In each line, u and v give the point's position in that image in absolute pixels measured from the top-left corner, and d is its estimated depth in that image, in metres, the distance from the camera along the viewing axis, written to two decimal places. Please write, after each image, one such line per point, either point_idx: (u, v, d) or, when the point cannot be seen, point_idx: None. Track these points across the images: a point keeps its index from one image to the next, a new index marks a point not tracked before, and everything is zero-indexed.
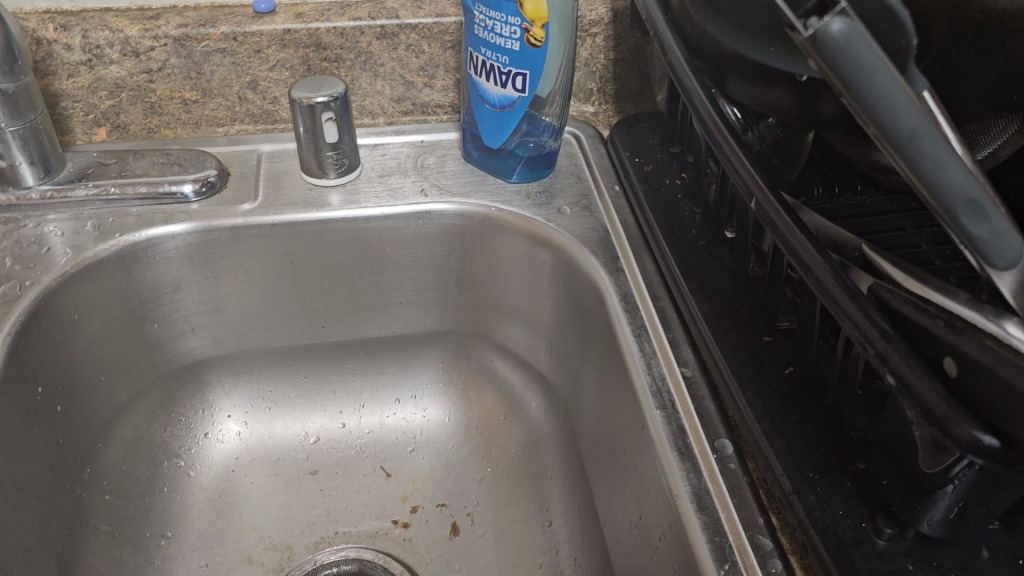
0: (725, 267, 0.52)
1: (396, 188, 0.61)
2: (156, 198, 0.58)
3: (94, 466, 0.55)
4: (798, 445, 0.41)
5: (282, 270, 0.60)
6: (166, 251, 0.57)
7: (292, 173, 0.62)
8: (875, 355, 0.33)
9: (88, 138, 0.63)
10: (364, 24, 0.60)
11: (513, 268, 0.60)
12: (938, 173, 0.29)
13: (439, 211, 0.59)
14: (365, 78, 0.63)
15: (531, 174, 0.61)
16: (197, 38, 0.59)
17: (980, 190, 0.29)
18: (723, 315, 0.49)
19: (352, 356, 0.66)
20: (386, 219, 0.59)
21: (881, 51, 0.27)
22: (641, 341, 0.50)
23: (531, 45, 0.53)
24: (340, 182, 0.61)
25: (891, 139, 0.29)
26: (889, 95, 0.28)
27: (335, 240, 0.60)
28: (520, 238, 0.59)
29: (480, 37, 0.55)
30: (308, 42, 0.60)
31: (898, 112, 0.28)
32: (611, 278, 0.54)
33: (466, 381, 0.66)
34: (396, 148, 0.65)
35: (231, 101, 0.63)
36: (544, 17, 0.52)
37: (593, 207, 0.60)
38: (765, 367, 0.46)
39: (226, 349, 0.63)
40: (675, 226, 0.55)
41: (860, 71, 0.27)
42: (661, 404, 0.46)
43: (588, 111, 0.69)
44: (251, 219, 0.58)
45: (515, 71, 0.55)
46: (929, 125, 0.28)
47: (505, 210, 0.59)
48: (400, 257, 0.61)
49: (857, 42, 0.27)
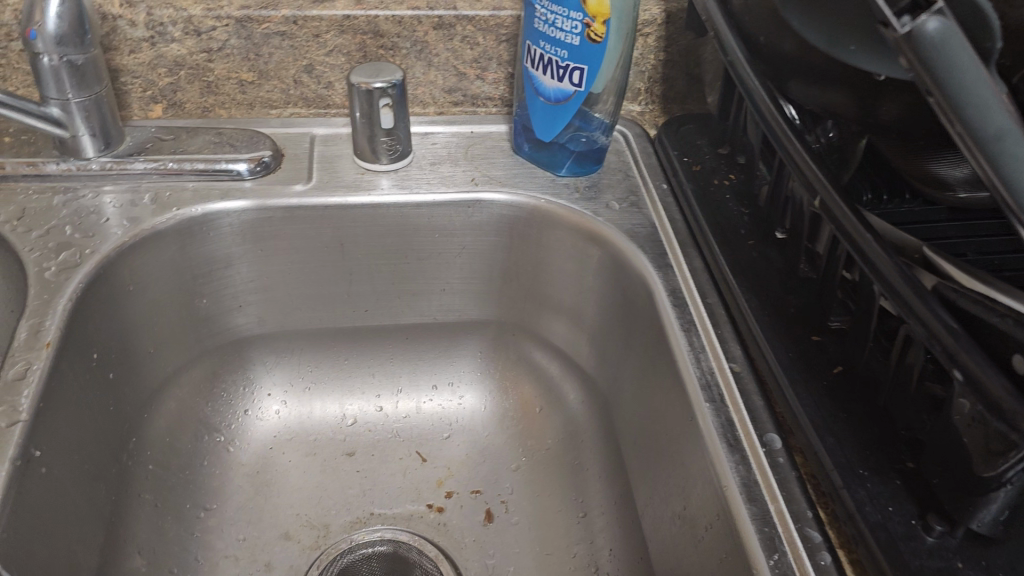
0: (774, 267, 0.52)
1: (447, 176, 0.62)
2: (211, 174, 0.59)
3: (140, 436, 0.56)
4: (848, 442, 0.42)
5: (330, 252, 0.61)
6: (222, 227, 0.58)
7: (345, 157, 0.63)
8: (942, 352, 0.34)
9: (144, 114, 0.64)
10: (422, 13, 0.61)
11: (559, 260, 0.61)
12: (1020, 177, 0.29)
13: (489, 201, 0.60)
14: (420, 67, 0.64)
15: (579, 169, 0.62)
16: (259, 20, 0.60)
17: None
18: (773, 313, 0.49)
19: (393, 342, 0.66)
20: (437, 206, 0.60)
21: (973, 51, 0.28)
22: (690, 337, 0.50)
23: (591, 40, 0.54)
24: (391, 168, 0.62)
25: (977, 140, 0.29)
26: (977, 95, 0.29)
27: (385, 225, 0.60)
28: (569, 231, 0.59)
29: (540, 31, 0.56)
30: (366, 29, 0.61)
31: (984, 112, 0.29)
32: (660, 273, 0.54)
33: (505, 370, 0.66)
34: (445, 137, 0.66)
35: (286, 84, 0.64)
36: (606, 13, 0.53)
37: (641, 203, 0.60)
38: (815, 366, 0.46)
39: (270, 328, 0.64)
40: (725, 225, 0.56)
41: (951, 68, 0.28)
42: (710, 397, 0.47)
43: (635, 111, 0.70)
44: (304, 199, 0.59)
45: (573, 65, 0.56)
46: (1016, 127, 0.29)
47: (555, 203, 0.60)
48: (447, 244, 0.62)
49: (951, 39, 0.28)
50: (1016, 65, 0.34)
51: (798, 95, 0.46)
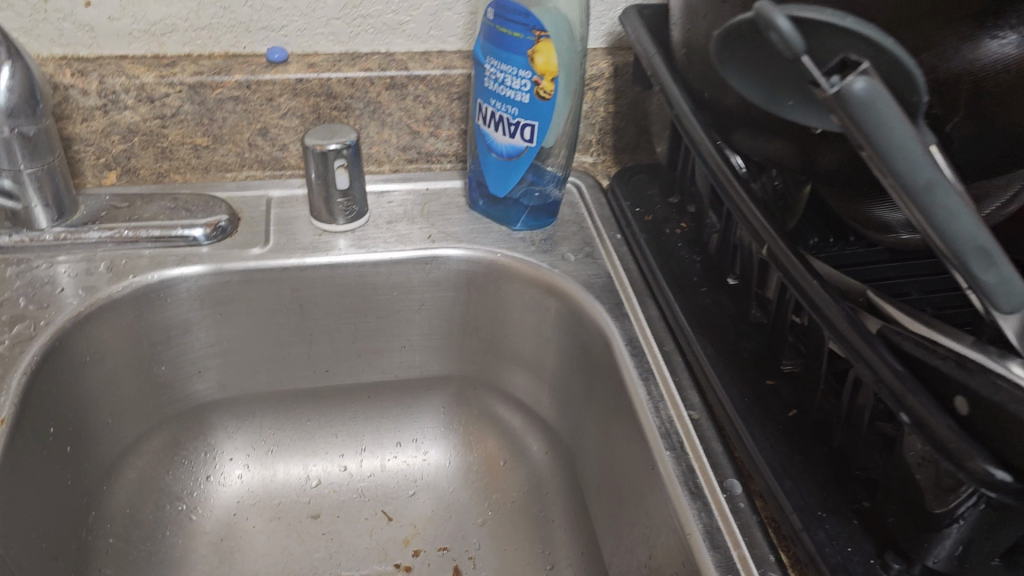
0: (727, 312, 0.53)
1: (404, 234, 0.62)
2: (167, 240, 0.59)
3: (99, 509, 0.55)
4: (806, 484, 0.43)
5: (289, 313, 0.61)
6: (179, 292, 0.58)
7: (301, 218, 0.63)
8: (890, 394, 0.35)
9: (97, 182, 0.64)
10: (374, 74, 0.62)
11: (517, 313, 0.62)
12: (949, 223, 0.31)
13: (446, 257, 0.61)
14: (373, 126, 0.65)
15: (535, 223, 0.63)
16: (212, 85, 0.60)
17: (988, 237, 0.31)
18: (728, 358, 0.50)
19: (356, 401, 0.66)
20: (395, 263, 0.60)
21: (899, 107, 0.30)
22: (648, 386, 0.51)
23: (541, 97, 0.55)
24: (348, 228, 0.62)
25: (908, 190, 0.31)
26: (906, 149, 0.30)
27: (344, 285, 0.61)
28: (526, 285, 0.60)
29: (490, 89, 0.57)
30: (319, 91, 0.62)
31: (913, 164, 0.30)
32: (616, 322, 0.55)
33: (469, 425, 0.66)
34: (401, 195, 0.66)
35: (241, 147, 0.64)
36: (553, 71, 0.55)
37: (596, 253, 0.61)
38: (771, 409, 0.47)
39: (231, 392, 0.63)
40: (678, 273, 0.57)
41: (879, 127, 0.30)
42: (671, 444, 0.48)
43: (587, 162, 0.70)
44: (262, 262, 0.59)
45: (524, 122, 0.57)
46: (942, 177, 0.31)
47: (511, 256, 0.60)
48: (406, 302, 0.62)
49: (877, 99, 0.29)
50: (947, 115, 0.35)
51: (743, 145, 0.47)
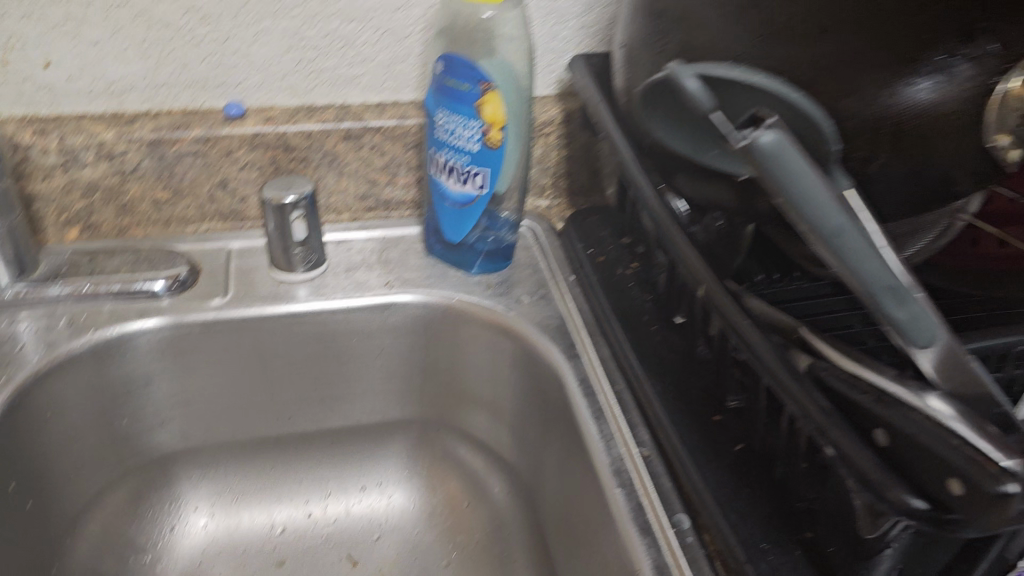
0: (675, 350, 0.55)
1: (362, 281, 0.63)
2: (128, 294, 0.60)
3: (60, 563, 0.55)
4: (750, 518, 0.44)
5: (251, 363, 0.62)
6: (139, 345, 0.58)
7: (261, 268, 0.64)
8: (816, 429, 0.36)
9: (59, 238, 0.64)
10: (330, 126, 0.64)
11: (475, 355, 0.63)
12: (860, 264, 0.33)
13: (402, 303, 0.62)
14: (331, 177, 0.67)
15: (490, 267, 0.65)
16: (171, 141, 0.62)
17: (897, 276, 0.33)
18: (677, 396, 0.52)
19: (320, 447, 0.67)
20: (353, 311, 0.62)
21: (806, 158, 0.32)
22: (600, 425, 0.53)
23: (490, 146, 0.57)
24: (308, 277, 0.63)
25: (820, 235, 0.33)
26: (815, 196, 0.32)
27: (303, 333, 0.62)
28: (482, 327, 0.62)
29: (441, 139, 0.59)
30: (276, 144, 0.64)
31: (823, 211, 0.32)
32: (570, 363, 0.57)
33: (432, 468, 0.67)
34: (360, 244, 0.68)
35: (201, 200, 0.66)
36: (501, 120, 0.56)
37: (550, 295, 0.63)
38: (717, 444, 0.48)
39: (194, 442, 0.64)
40: (629, 313, 0.58)
41: (788, 177, 0.32)
42: (621, 482, 0.49)
43: (543, 205, 0.72)
44: (221, 313, 0.60)
45: (475, 169, 0.58)
46: (852, 222, 0.32)
47: (467, 300, 0.62)
48: (365, 348, 0.64)
49: (783, 151, 0.31)
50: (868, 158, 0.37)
51: (683, 188, 0.49)
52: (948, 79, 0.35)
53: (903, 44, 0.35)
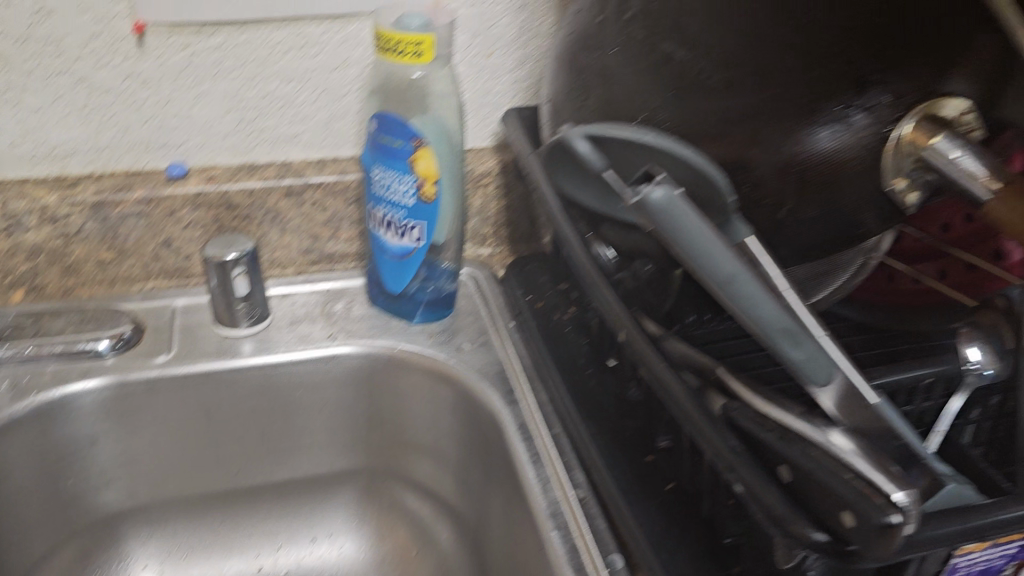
0: (609, 392, 0.56)
1: (305, 334, 0.64)
2: (71, 355, 0.60)
3: None
4: (681, 554, 0.45)
5: (196, 420, 0.63)
6: (83, 406, 0.59)
7: (205, 325, 0.65)
8: (727, 467, 0.38)
9: (3, 301, 0.65)
10: (271, 185, 0.66)
11: (418, 404, 0.65)
12: (754, 309, 0.35)
13: (344, 355, 0.63)
14: (274, 232, 0.68)
15: (431, 315, 0.66)
16: (114, 203, 0.63)
17: (791, 319, 0.35)
18: (610, 438, 0.53)
19: (268, 500, 0.67)
20: (296, 364, 0.63)
21: (697, 212, 0.33)
22: (537, 469, 0.54)
23: (424, 200, 0.59)
24: (252, 331, 0.64)
25: (715, 283, 0.34)
26: (708, 249, 0.34)
27: (247, 389, 0.63)
28: (424, 376, 0.63)
29: (378, 194, 0.60)
30: (218, 203, 0.65)
31: (716, 262, 0.34)
32: (508, 409, 0.58)
33: (380, 517, 0.68)
34: (304, 297, 0.69)
35: (146, 259, 0.67)
36: (434, 175, 0.58)
37: (491, 341, 0.65)
38: (649, 483, 0.49)
39: (141, 500, 0.64)
40: (566, 357, 0.59)
41: (680, 231, 0.33)
42: (557, 524, 0.50)
43: (484, 253, 0.74)
44: (165, 371, 0.60)
45: (411, 223, 0.60)
46: (744, 272, 0.34)
47: (409, 350, 0.63)
48: (310, 400, 0.65)
49: (675, 206, 0.33)
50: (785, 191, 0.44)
51: (609, 237, 0.50)
52: (844, 127, 0.43)
53: (791, 108, 0.42)
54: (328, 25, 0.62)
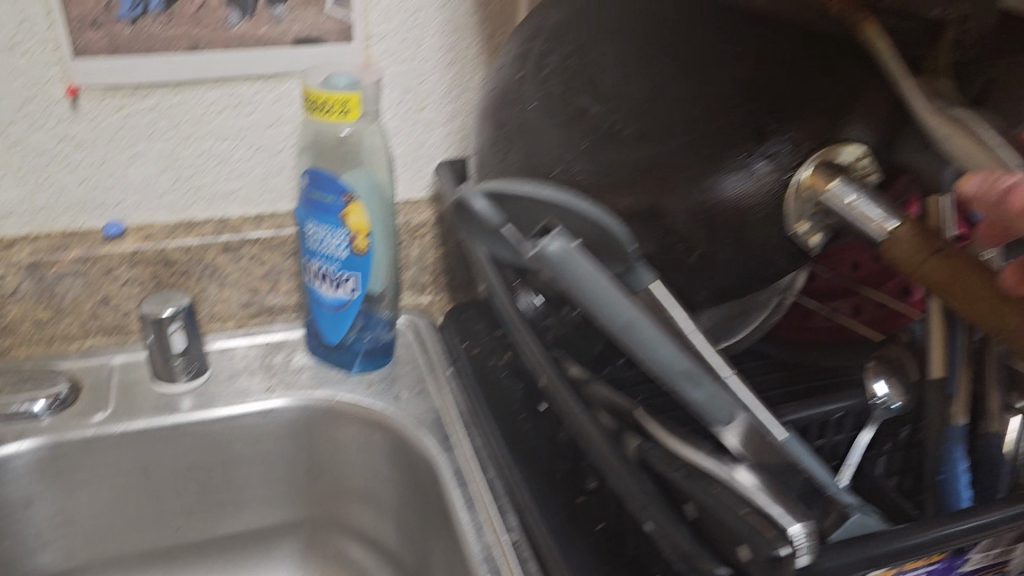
0: (542, 436, 0.57)
1: (244, 388, 0.65)
2: (6, 417, 0.60)
3: None
4: None
5: (134, 477, 0.63)
6: (17, 468, 0.59)
7: (143, 382, 0.66)
8: (636, 507, 0.39)
9: None
10: (208, 240, 0.66)
11: (356, 454, 0.65)
12: (653, 352, 0.36)
13: (281, 407, 0.64)
14: (213, 288, 0.69)
15: (369, 365, 0.67)
16: (50, 263, 0.63)
17: (688, 361, 0.37)
18: (542, 480, 0.54)
19: (211, 556, 0.67)
20: (235, 418, 0.63)
21: (593, 262, 0.35)
22: (472, 514, 0.55)
23: (357, 252, 0.60)
24: (191, 387, 0.65)
25: (613, 329, 0.36)
26: (605, 298, 0.35)
27: (186, 444, 0.63)
28: (361, 426, 0.64)
29: (312, 247, 0.62)
30: (156, 260, 0.66)
31: (613, 310, 0.35)
32: (444, 454, 0.59)
33: (323, 569, 0.68)
34: (244, 350, 0.70)
35: (84, 317, 0.66)
36: (366, 228, 0.59)
37: (428, 389, 0.66)
38: (580, 523, 0.50)
39: (79, 562, 0.63)
40: (501, 401, 0.60)
41: (578, 281, 0.35)
42: (491, 568, 0.51)
43: (424, 301, 0.75)
44: (102, 429, 0.61)
45: (345, 275, 0.61)
46: (640, 317, 0.36)
47: (346, 400, 0.64)
48: (249, 454, 0.65)
49: (571, 258, 0.34)
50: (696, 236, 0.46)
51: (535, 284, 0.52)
52: (748, 176, 0.45)
53: (694, 160, 0.45)
54: (261, 84, 0.64)
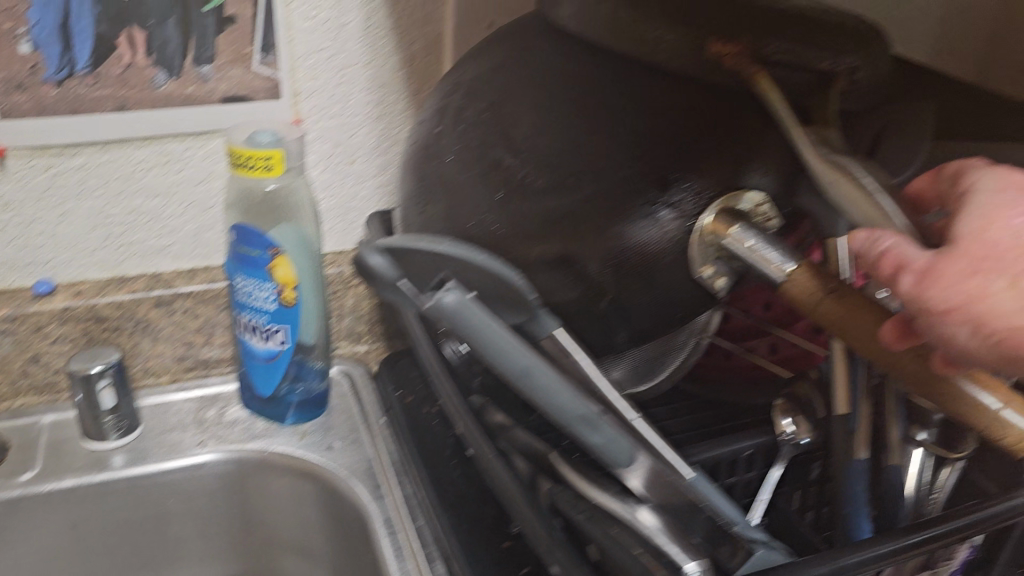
0: (471, 481, 0.58)
1: (175, 443, 0.65)
2: None
3: None
4: None
5: (64, 536, 0.62)
6: None
7: (73, 441, 0.65)
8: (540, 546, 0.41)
9: None
10: (140, 295, 0.67)
11: (288, 505, 0.66)
12: (550, 397, 0.38)
13: (213, 461, 0.65)
14: (146, 342, 0.69)
15: (301, 416, 0.67)
16: None
17: (588, 407, 0.38)
18: (469, 525, 0.54)
19: None
20: (167, 473, 0.63)
21: (487, 311, 0.37)
22: (401, 563, 0.55)
23: (285, 304, 0.61)
24: (122, 443, 0.65)
25: (510, 377, 0.37)
26: (500, 345, 0.37)
27: (117, 501, 0.63)
28: (293, 477, 0.65)
29: (241, 300, 0.62)
30: (87, 316, 0.66)
31: (508, 358, 0.37)
32: (374, 504, 0.60)
33: None
34: (179, 404, 0.70)
35: (14, 376, 0.66)
36: (293, 281, 0.61)
37: (362, 438, 0.67)
38: (505, 567, 0.51)
39: None
40: (431, 446, 0.61)
41: (474, 327, 0.37)
42: None
43: (360, 350, 0.76)
44: (29, 489, 0.60)
45: (274, 327, 0.62)
46: (537, 364, 0.37)
47: (279, 453, 0.65)
48: (182, 508, 0.65)
49: (466, 307, 0.36)
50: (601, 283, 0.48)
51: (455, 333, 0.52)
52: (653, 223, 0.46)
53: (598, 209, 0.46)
54: (189, 142, 0.65)
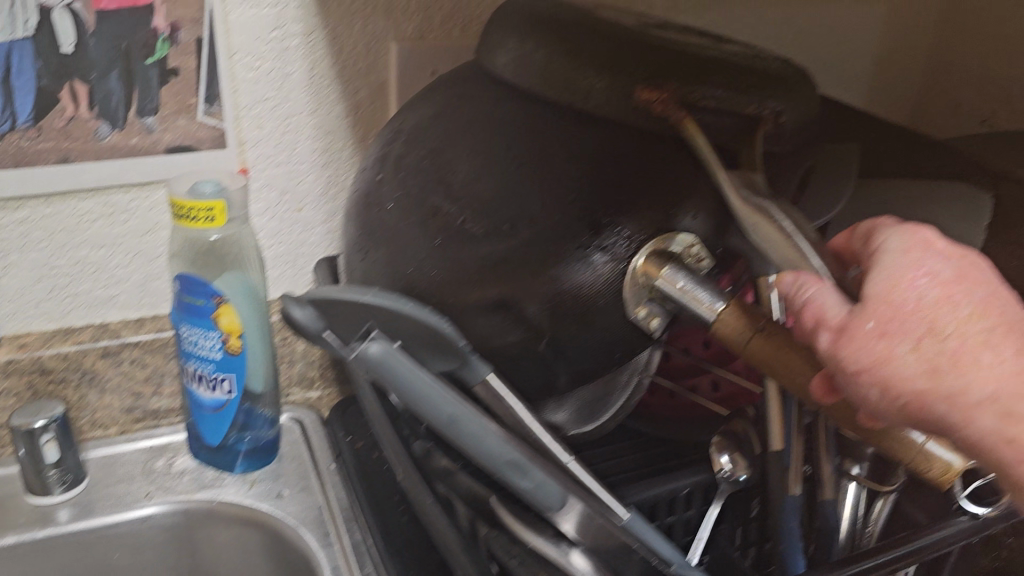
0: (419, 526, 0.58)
1: (122, 495, 0.65)
2: None
3: None
4: None
5: None
6: None
7: (16, 496, 0.64)
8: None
9: None
10: (86, 346, 0.67)
11: (236, 557, 0.66)
12: (478, 442, 0.39)
13: (161, 513, 0.64)
14: (92, 394, 0.68)
15: (251, 464, 0.67)
16: None
17: (517, 453, 0.39)
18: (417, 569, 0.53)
19: None
20: (114, 526, 0.63)
21: (411, 361, 0.38)
22: None
23: (231, 352, 0.61)
24: (67, 497, 0.64)
25: (437, 425, 0.39)
26: (426, 393, 0.38)
27: (63, 556, 0.62)
28: (242, 527, 0.65)
29: (187, 349, 0.62)
30: (32, 369, 0.65)
31: (435, 405, 0.38)
32: (322, 551, 0.59)
33: None
34: (129, 455, 0.70)
35: None
36: (238, 329, 0.61)
37: (311, 486, 0.66)
38: None
39: None
40: (380, 491, 0.61)
41: (397, 376, 0.38)
42: None
43: (313, 396, 0.76)
44: None
45: (221, 375, 0.62)
46: (463, 411, 0.38)
47: (227, 502, 0.64)
48: (129, 563, 0.65)
49: (390, 357, 0.37)
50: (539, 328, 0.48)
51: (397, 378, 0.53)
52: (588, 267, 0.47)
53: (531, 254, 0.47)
54: (134, 193, 0.65)
